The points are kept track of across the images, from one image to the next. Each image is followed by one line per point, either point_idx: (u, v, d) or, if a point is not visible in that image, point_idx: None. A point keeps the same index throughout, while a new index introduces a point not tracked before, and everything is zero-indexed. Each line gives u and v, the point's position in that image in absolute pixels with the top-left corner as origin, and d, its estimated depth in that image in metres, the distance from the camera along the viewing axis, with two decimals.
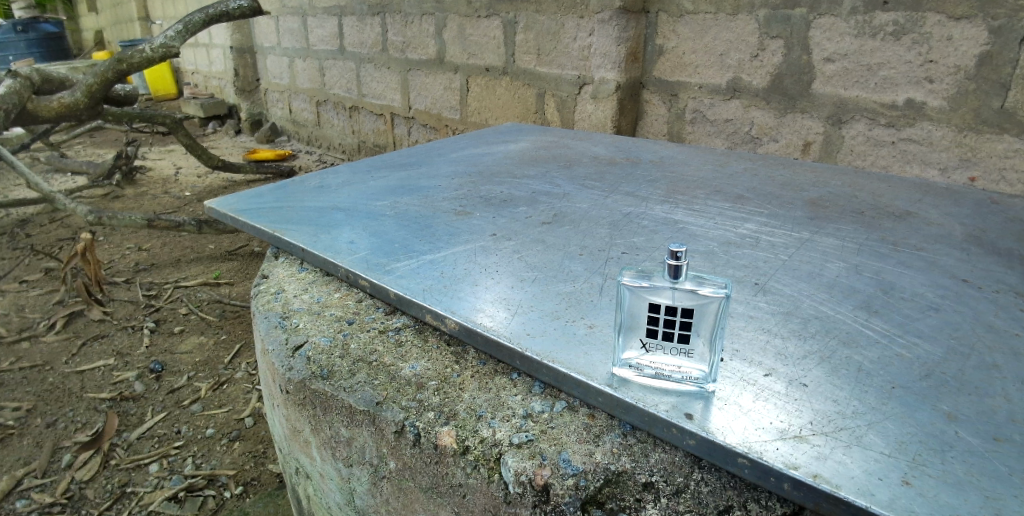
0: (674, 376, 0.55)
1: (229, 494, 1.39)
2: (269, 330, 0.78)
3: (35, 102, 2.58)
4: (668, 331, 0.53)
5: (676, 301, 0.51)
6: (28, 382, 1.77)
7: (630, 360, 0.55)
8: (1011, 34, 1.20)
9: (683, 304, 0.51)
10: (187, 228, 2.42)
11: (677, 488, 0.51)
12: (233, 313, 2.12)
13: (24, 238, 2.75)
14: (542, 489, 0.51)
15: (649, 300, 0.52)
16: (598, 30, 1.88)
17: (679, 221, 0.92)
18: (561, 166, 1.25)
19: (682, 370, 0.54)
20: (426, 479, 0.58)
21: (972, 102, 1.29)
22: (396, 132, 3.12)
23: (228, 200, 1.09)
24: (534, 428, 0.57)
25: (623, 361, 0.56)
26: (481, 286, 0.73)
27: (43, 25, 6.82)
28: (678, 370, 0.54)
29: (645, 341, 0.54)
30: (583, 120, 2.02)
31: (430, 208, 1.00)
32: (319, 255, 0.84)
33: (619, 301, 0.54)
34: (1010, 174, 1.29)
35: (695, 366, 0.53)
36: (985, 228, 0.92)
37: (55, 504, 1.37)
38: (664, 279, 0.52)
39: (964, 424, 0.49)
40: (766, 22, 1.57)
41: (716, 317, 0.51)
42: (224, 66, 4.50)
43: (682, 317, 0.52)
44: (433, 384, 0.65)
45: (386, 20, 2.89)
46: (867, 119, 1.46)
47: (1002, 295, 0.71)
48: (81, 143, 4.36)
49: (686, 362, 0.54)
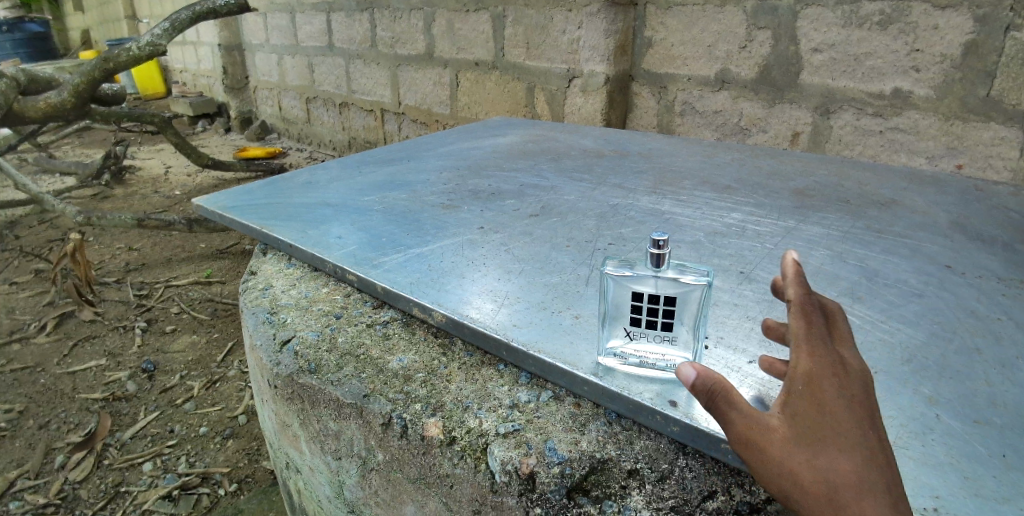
0: (658, 364, 0.55)
1: (223, 491, 1.39)
2: (257, 326, 0.78)
3: (21, 103, 2.56)
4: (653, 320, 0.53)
5: (659, 290, 0.51)
6: (19, 384, 1.76)
7: (615, 349, 0.56)
8: (996, 23, 1.21)
9: (666, 292, 0.51)
10: (178, 227, 2.40)
11: (661, 474, 0.51)
12: (225, 311, 2.11)
13: (13, 240, 2.72)
14: (528, 477, 0.52)
15: (634, 290, 0.52)
16: (586, 23, 1.88)
17: (666, 212, 0.93)
18: (549, 158, 1.25)
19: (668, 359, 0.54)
20: (414, 470, 0.59)
21: (958, 91, 1.30)
22: (386, 129, 3.11)
23: (215, 197, 1.08)
24: (520, 417, 0.57)
25: (608, 350, 0.56)
26: (468, 278, 0.74)
27: (30, 25, 6.72)
28: (663, 359, 0.54)
29: (629, 330, 0.55)
30: (573, 114, 2.02)
31: (418, 203, 1.00)
32: (308, 251, 0.84)
33: (603, 291, 0.54)
34: (996, 161, 1.30)
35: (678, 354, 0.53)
36: (968, 215, 0.93)
37: (48, 505, 1.36)
38: (647, 268, 0.52)
39: (945, 407, 0.50)
40: (754, 13, 1.57)
41: (702, 305, 0.51)
42: (213, 64, 4.47)
43: (666, 306, 0.52)
44: (421, 375, 0.65)
45: (375, 16, 2.87)
46: (855, 109, 1.47)
47: (984, 280, 0.72)
48: (69, 143, 4.32)
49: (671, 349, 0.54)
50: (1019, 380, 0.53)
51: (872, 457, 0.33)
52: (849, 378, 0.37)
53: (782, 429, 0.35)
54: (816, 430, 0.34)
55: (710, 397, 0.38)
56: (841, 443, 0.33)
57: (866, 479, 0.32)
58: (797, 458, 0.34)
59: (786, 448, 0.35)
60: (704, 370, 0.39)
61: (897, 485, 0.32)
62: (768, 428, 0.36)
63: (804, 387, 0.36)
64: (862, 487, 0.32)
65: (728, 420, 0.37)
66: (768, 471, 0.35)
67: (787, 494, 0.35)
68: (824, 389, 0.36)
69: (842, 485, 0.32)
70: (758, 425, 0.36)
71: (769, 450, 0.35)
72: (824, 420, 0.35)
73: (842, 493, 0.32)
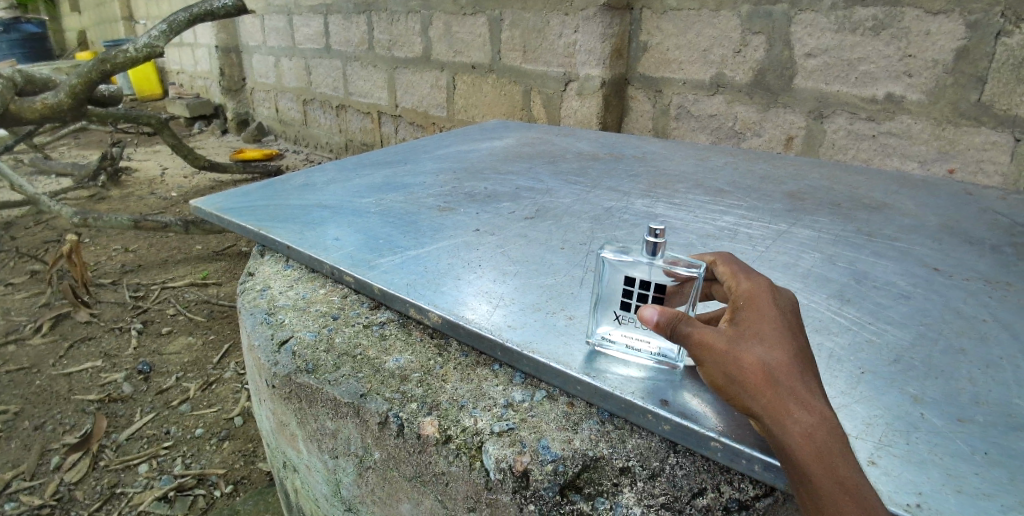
0: (645, 349, 0.57)
1: (219, 493, 1.39)
2: (255, 327, 0.78)
3: (18, 104, 2.55)
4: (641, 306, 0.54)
5: (651, 276, 0.52)
6: (15, 385, 1.76)
7: (606, 332, 0.58)
8: (986, 29, 1.23)
9: (657, 280, 0.52)
10: (174, 229, 2.41)
11: (652, 472, 0.52)
12: (222, 312, 2.12)
13: (8, 241, 2.72)
14: (521, 475, 0.53)
15: (627, 274, 0.53)
16: (583, 27, 1.89)
17: (660, 215, 0.94)
18: (544, 162, 1.26)
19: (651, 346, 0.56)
20: (410, 468, 0.60)
21: (950, 95, 1.32)
22: (383, 131, 3.11)
23: (212, 199, 1.09)
24: (515, 416, 0.58)
25: (599, 332, 0.58)
26: (464, 280, 0.74)
27: (25, 26, 6.69)
28: (647, 345, 0.56)
29: (619, 313, 0.56)
30: (569, 117, 2.04)
31: (414, 205, 1.01)
32: (305, 253, 0.85)
33: (598, 275, 0.55)
34: (987, 166, 1.31)
35: (661, 343, 0.55)
36: (957, 218, 0.94)
37: (43, 507, 1.36)
38: (642, 255, 0.53)
39: (930, 406, 0.51)
40: (749, 18, 1.59)
41: (690, 293, 0.52)
42: (210, 65, 4.47)
43: (656, 293, 0.53)
44: (417, 375, 0.66)
45: (372, 19, 2.88)
46: (848, 113, 1.48)
47: (971, 282, 0.73)
48: (64, 144, 4.31)
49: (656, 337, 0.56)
50: (1002, 380, 0.54)
51: (799, 353, 0.45)
52: (778, 304, 0.49)
53: (734, 333, 0.45)
54: (758, 333, 0.45)
55: (671, 320, 0.47)
56: (778, 342, 0.45)
57: (797, 367, 0.43)
58: (746, 351, 0.44)
59: (736, 345, 0.44)
60: (661, 309, 0.48)
61: (816, 373, 0.44)
62: (722, 331, 0.46)
63: (747, 309, 0.48)
64: (795, 372, 0.43)
65: (689, 328, 0.46)
66: (718, 364, 0.45)
67: (731, 380, 0.44)
68: (763, 308, 0.48)
69: (781, 369, 0.43)
70: (715, 330, 0.46)
71: (721, 348, 0.45)
72: (764, 327, 0.46)
73: (781, 375, 0.43)
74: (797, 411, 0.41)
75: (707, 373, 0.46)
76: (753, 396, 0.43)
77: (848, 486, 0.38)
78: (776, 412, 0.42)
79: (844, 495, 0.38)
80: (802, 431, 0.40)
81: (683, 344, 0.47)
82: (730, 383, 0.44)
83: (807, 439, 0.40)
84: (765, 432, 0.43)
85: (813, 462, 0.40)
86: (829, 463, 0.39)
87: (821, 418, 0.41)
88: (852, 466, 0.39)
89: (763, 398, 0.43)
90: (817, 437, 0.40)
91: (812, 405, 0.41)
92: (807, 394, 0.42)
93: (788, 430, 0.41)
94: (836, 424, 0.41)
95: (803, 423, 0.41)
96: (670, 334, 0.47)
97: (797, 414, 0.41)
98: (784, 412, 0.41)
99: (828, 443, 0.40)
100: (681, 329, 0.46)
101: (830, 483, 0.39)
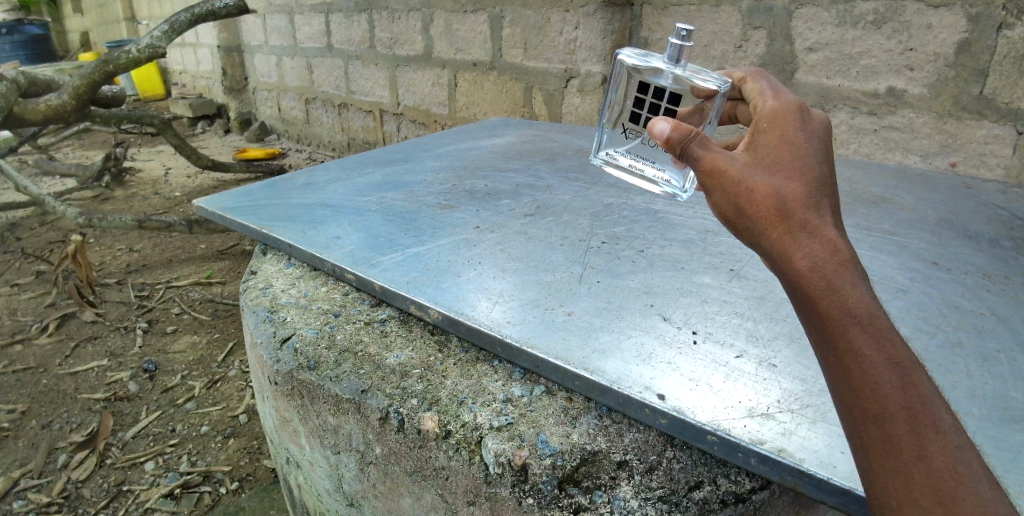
0: (652, 176, 0.74)
1: (225, 490, 1.40)
2: (257, 325, 0.79)
3: (22, 106, 2.57)
4: (647, 116, 0.71)
5: (670, 83, 0.67)
6: (21, 385, 1.78)
7: (627, 151, 0.76)
8: (988, 21, 1.23)
9: (674, 88, 0.67)
10: (178, 228, 2.42)
11: (649, 465, 0.53)
12: (226, 311, 2.13)
13: (14, 242, 2.73)
14: (520, 469, 0.53)
15: (642, 78, 0.69)
16: (583, 24, 1.89)
17: (659, 211, 0.94)
18: (545, 158, 1.26)
19: (654, 169, 0.74)
20: (410, 464, 0.60)
21: (951, 89, 1.31)
22: (385, 129, 3.12)
23: (215, 198, 1.09)
24: (514, 411, 0.59)
25: (622, 150, 0.76)
26: (464, 277, 0.75)
27: (29, 28, 6.71)
28: (653, 168, 0.74)
29: (627, 126, 0.75)
30: (570, 114, 2.06)
31: (415, 203, 1.02)
32: (307, 250, 0.85)
33: (626, 76, 0.71)
34: (989, 159, 1.30)
35: (670, 172, 0.72)
36: (955, 212, 0.94)
37: (52, 504, 1.38)
38: (665, 62, 0.67)
39: None
40: (749, 12, 1.58)
41: (710, 113, 0.66)
42: (212, 65, 4.48)
43: (668, 104, 0.69)
44: (417, 371, 0.66)
45: (374, 17, 2.88)
46: (849, 107, 1.47)
47: (969, 276, 0.73)
48: (68, 145, 4.33)
49: (657, 159, 0.73)
50: (998, 374, 0.55)
51: (812, 184, 0.44)
52: (801, 136, 0.48)
53: (747, 163, 0.46)
54: (773, 164, 0.46)
55: (683, 136, 0.49)
56: (790, 175, 0.45)
57: (809, 197, 0.43)
58: (758, 182, 0.44)
59: (746, 175, 0.45)
60: (676, 129, 0.49)
61: (832, 205, 0.44)
62: (734, 161, 0.46)
63: (778, 145, 0.47)
64: (805, 201, 0.43)
65: (703, 153, 0.48)
66: (729, 193, 0.45)
67: (741, 211, 0.45)
68: (793, 145, 0.47)
69: (791, 200, 0.43)
70: (725, 158, 0.47)
71: (732, 177, 0.45)
72: (786, 160, 0.46)
73: (791, 205, 0.43)
74: (806, 243, 0.41)
75: (716, 203, 0.47)
76: (762, 227, 0.44)
77: (858, 319, 0.39)
78: (786, 245, 0.42)
79: (855, 328, 0.39)
80: (812, 264, 0.41)
81: (694, 175, 0.48)
82: (740, 215, 0.45)
83: (815, 272, 0.40)
84: (774, 265, 0.44)
85: (824, 296, 0.40)
86: (842, 296, 0.39)
87: (832, 249, 0.41)
88: (862, 295, 0.40)
89: (774, 232, 0.43)
90: (824, 267, 0.40)
91: (825, 236, 0.41)
92: (818, 225, 0.42)
93: (797, 264, 0.41)
94: (849, 255, 0.41)
95: (812, 255, 0.41)
96: (680, 152, 0.49)
97: (808, 247, 0.41)
98: (794, 244, 0.42)
99: (838, 274, 0.40)
100: (692, 149, 0.48)
101: (840, 316, 0.39)
